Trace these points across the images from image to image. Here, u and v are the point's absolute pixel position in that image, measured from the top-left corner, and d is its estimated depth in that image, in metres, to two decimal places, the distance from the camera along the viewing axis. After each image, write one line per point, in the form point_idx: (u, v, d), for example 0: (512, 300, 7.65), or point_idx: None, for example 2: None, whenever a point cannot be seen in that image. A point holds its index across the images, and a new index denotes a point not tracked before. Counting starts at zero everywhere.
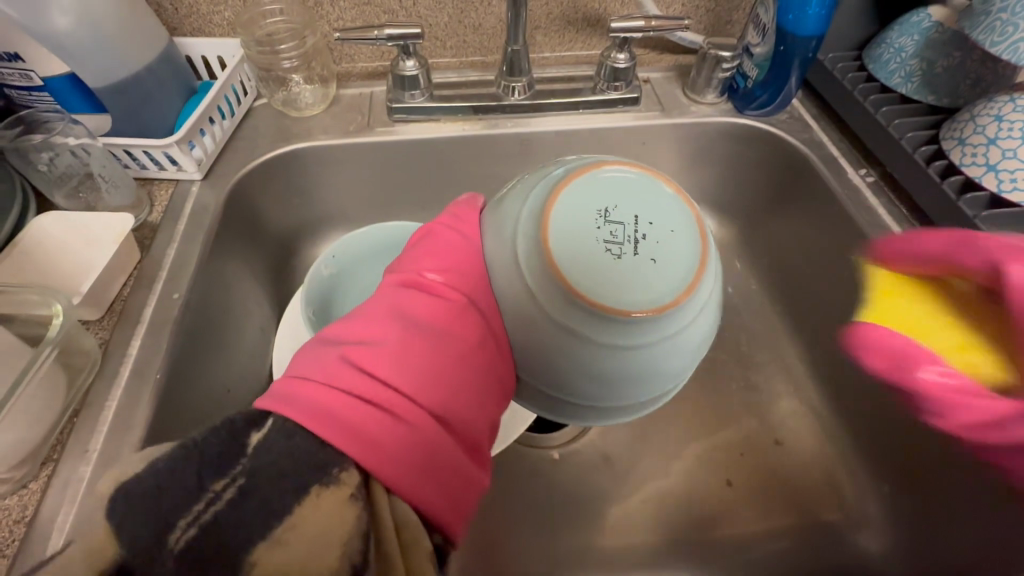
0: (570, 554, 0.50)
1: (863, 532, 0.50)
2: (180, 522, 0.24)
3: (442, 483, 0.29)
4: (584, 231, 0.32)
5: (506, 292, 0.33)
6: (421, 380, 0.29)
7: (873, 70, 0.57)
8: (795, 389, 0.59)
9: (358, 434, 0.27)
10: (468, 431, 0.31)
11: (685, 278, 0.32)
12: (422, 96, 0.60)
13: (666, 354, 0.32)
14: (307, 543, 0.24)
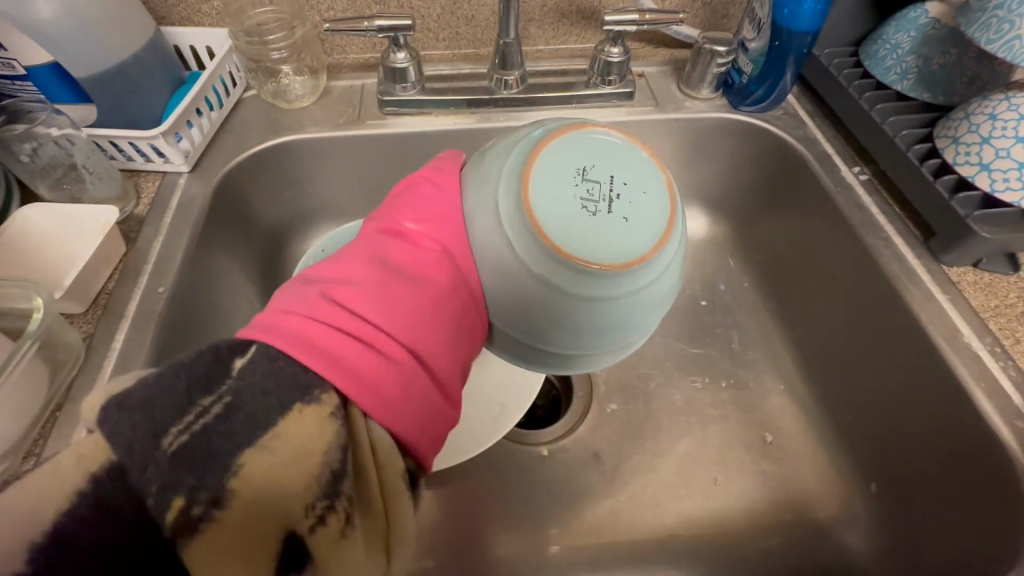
0: (558, 551, 0.50)
1: (851, 530, 0.50)
2: (167, 436, 0.23)
3: (416, 409, 0.28)
4: (559, 188, 0.31)
5: (481, 241, 0.31)
6: (403, 316, 0.28)
7: (869, 66, 0.57)
8: (786, 386, 0.59)
9: (332, 358, 0.26)
10: (444, 363, 0.29)
11: (656, 236, 0.31)
12: (414, 89, 0.59)
13: (631, 312, 0.31)
14: (276, 475, 0.24)
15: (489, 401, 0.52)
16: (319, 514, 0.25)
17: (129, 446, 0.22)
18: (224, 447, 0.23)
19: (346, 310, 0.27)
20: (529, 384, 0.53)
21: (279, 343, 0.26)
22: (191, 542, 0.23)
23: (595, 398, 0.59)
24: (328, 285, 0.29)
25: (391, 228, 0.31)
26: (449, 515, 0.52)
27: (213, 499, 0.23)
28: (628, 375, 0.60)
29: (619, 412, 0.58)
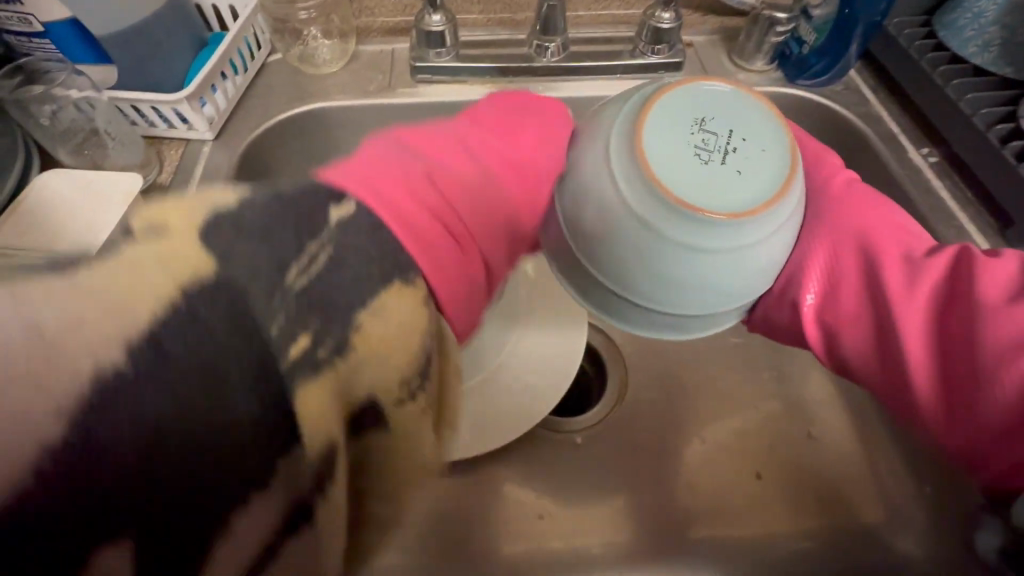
0: (593, 547, 0.49)
1: (901, 533, 0.49)
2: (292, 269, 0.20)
3: (469, 302, 0.29)
4: (676, 134, 0.31)
5: (591, 180, 0.31)
6: (473, 201, 0.31)
7: (944, 38, 0.52)
8: (832, 378, 0.56)
9: (422, 238, 0.25)
10: (495, 262, 0.32)
11: (772, 194, 0.30)
12: (449, 55, 0.56)
13: (731, 268, 0.30)
14: (387, 341, 0.23)
15: (534, 377, 0.52)
16: (411, 391, 0.25)
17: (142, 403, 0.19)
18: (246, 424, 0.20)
19: (435, 185, 0.29)
20: (575, 350, 0.54)
21: (355, 186, 0.24)
22: (310, 380, 0.21)
23: (631, 385, 0.57)
24: (419, 156, 0.30)
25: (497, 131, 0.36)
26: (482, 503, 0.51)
27: (338, 346, 0.21)
28: (668, 362, 0.58)
29: (658, 402, 0.56)
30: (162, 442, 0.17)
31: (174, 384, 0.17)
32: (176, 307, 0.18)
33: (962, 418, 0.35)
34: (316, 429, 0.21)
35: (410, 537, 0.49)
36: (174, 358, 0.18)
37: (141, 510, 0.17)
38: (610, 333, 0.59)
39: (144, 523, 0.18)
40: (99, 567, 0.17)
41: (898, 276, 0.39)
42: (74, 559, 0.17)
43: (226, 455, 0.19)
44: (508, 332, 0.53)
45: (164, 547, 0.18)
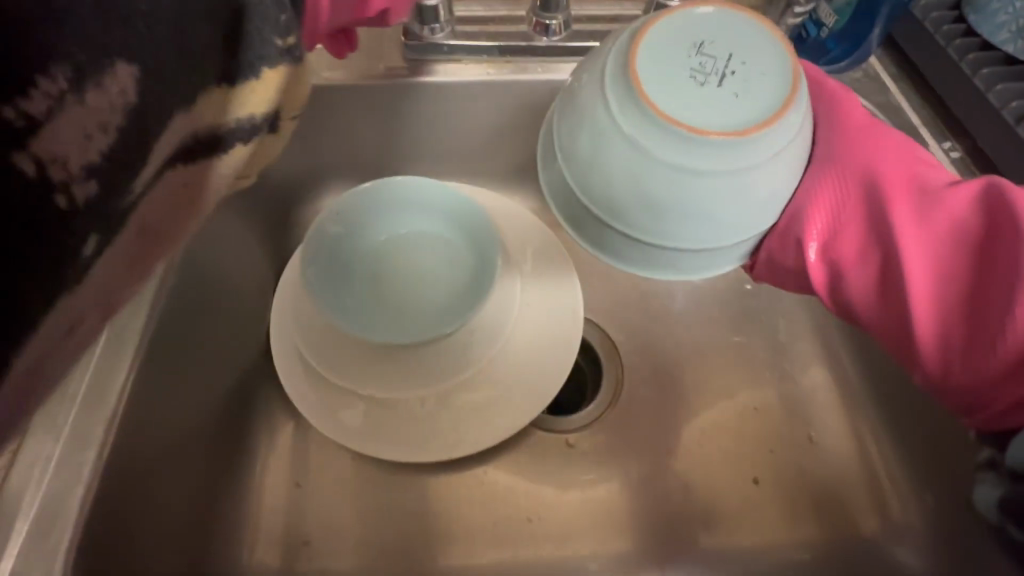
0: (578, 549, 0.48)
1: (898, 544, 0.47)
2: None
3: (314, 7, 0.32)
4: (671, 56, 0.29)
5: (585, 105, 0.28)
6: None
7: (974, 23, 0.48)
8: (835, 379, 0.54)
9: None
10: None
11: (773, 111, 0.27)
12: (443, 31, 0.52)
13: (728, 195, 0.27)
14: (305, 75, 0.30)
15: (528, 380, 0.50)
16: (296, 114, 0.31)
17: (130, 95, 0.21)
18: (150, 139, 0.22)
19: None
20: (573, 341, 0.51)
21: None
22: (274, 67, 0.26)
23: (625, 383, 0.55)
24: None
25: None
26: (466, 502, 0.49)
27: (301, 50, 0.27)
28: (666, 358, 0.56)
29: (651, 402, 0.54)
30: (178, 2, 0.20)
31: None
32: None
33: (973, 360, 0.31)
34: (258, 101, 0.26)
35: (393, 537, 0.48)
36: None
37: (158, 50, 0.20)
38: (606, 329, 0.57)
39: (154, 62, 0.20)
40: (118, 73, 0.19)
41: (905, 210, 0.33)
42: (97, 51, 0.19)
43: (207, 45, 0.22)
44: (505, 320, 0.51)
45: (156, 97, 0.21)
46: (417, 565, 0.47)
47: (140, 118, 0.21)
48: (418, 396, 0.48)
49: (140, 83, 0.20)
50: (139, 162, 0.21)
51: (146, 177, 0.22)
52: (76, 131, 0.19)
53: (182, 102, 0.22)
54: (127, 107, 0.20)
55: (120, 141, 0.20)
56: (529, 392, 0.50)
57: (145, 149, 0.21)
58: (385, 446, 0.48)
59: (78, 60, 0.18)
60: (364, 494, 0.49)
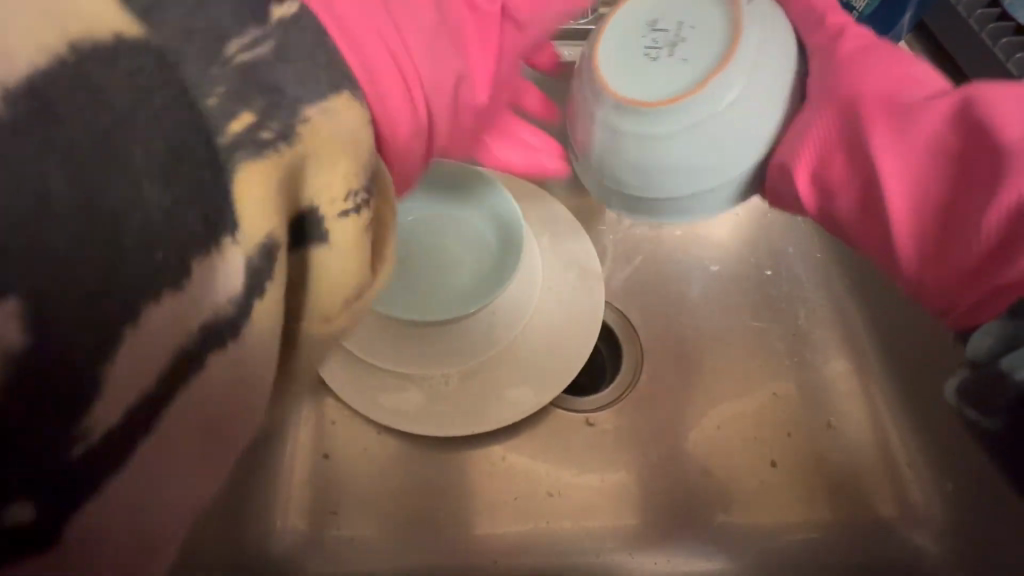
0: (600, 523, 0.49)
1: (917, 528, 0.48)
2: (232, 44, 0.22)
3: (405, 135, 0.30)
4: (629, 41, 0.37)
5: (573, 97, 0.39)
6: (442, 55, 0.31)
7: (1010, 7, 0.48)
8: (856, 367, 0.54)
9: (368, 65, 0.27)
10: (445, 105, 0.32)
11: (718, 63, 0.34)
12: None
13: (693, 142, 0.34)
14: (334, 144, 0.24)
15: (551, 360, 0.51)
16: (349, 204, 0.26)
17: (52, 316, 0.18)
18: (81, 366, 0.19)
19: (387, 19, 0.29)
20: (590, 325, 0.52)
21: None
22: (248, 164, 0.22)
23: (645, 365, 0.55)
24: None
25: None
26: (489, 478, 0.50)
27: (282, 132, 0.23)
28: (685, 343, 0.56)
29: (671, 384, 0.54)
30: (51, 210, 0.18)
31: (71, 141, 0.18)
32: (65, 65, 0.18)
33: (948, 269, 0.32)
34: (258, 221, 0.22)
35: (417, 513, 0.49)
36: (57, 109, 0.18)
37: (34, 277, 0.18)
38: (625, 311, 0.58)
39: (33, 287, 0.18)
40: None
41: (884, 133, 0.33)
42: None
43: (118, 215, 0.19)
44: (526, 303, 0.52)
45: (54, 316, 0.18)
46: (441, 538, 0.48)
47: (40, 359, 0.18)
48: (441, 373, 0.50)
49: (23, 323, 0.18)
50: (52, 397, 0.19)
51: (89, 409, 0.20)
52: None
53: (102, 307, 0.19)
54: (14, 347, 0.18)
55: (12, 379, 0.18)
56: (551, 373, 0.50)
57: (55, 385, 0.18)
58: (409, 424, 0.49)
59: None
60: (390, 470, 0.50)
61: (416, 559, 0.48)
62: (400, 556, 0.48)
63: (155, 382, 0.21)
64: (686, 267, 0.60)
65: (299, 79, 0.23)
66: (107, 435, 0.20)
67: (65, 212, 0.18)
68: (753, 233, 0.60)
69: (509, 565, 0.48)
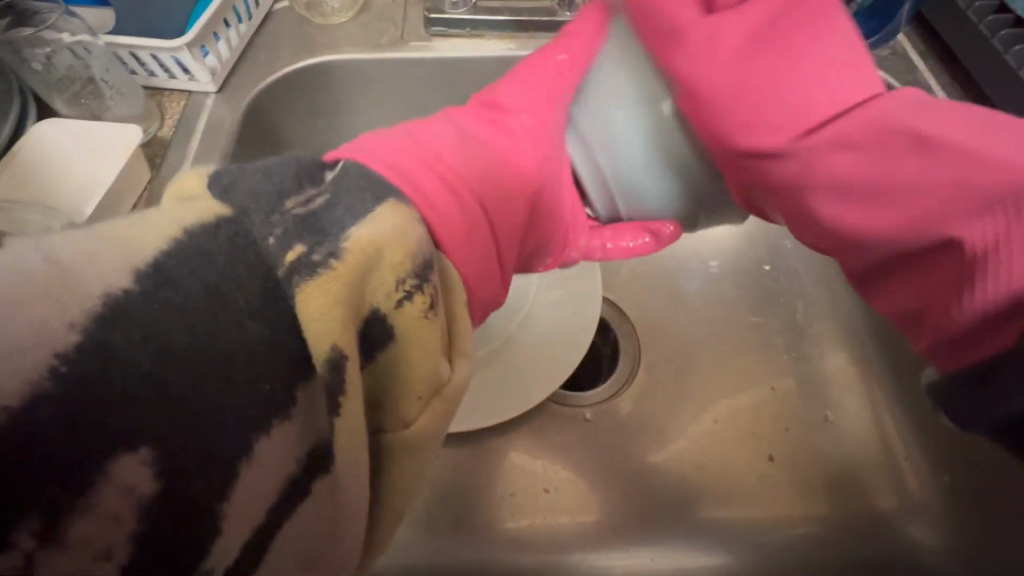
0: (595, 521, 0.49)
1: (916, 523, 0.48)
2: (290, 199, 0.21)
3: (481, 252, 0.29)
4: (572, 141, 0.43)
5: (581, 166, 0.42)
6: (490, 168, 0.32)
7: None
8: (855, 362, 0.54)
9: (432, 201, 0.27)
10: (510, 209, 0.32)
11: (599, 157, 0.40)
12: (465, 6, 0.52)
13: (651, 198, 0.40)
14: (378, 242, 0.21)
15: (550, 357, 0.50)
16: (407, 294, 0.22)
17: (183, 457, 0.18)
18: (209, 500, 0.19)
19: (438, 152, 0.30)
20: (588, 321, 0.52)
21: (385, 151, 0.28)
22: (310, 279, 0.19)
23: (644, 361, 0.55)
24: (457, 120, 0.35)
25: (498, 96, 0.38)
26: (486, 475, 0.50)
27: (330, 251, 0.20)
28: (682, 339, 0.56)
29: (669, 380, 0.54)
30: (175, 357, 0.17)
31: (183, 297, 0.18)
32: (180, 242, 0.18)
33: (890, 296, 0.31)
34: (324, 332, 0.19)
35: (413, 510, 0.49)
36: (174, 275, 0.18)
37: (167, 429, 0.17)
38: (624, 308, 0.58)
39: (160, 438, 0.17)
40: (125, 464, 0.17)
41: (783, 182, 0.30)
42: (107, 398, 0.16)
43: (235, 351, 0.18)
44: (522, 301, 0.52)
45: (187, 458, 0.18)
46: (436, 535, 0.48)
47: (172, 498, 0.18)
48: None
49: (155, 467, 0.17)
50: (186, 530, 0.18)
51: (223, 536, 0.20)
52: (99, 539, 0.17)
53: (236, 442, 0.19)
54: (148, 494, 0.17)
55: (151, 522, 0.18)
56: (548, 367, 0.50)
57: (189, 520, 0.18)
58: None
59: (57, 494, 0.16)
60: None
61: (411, 555, 0.47)
62: (395, 552, 0.48)
63: (282, 495, 0.21)
64: (685, 263, 0.59)
65: (355, 206, 0.22)
66: (240, 545, 0.21)
67: (190, 360, 0.18)
68: (751, 227, 0.60)
69: (506, 561, 0.47)
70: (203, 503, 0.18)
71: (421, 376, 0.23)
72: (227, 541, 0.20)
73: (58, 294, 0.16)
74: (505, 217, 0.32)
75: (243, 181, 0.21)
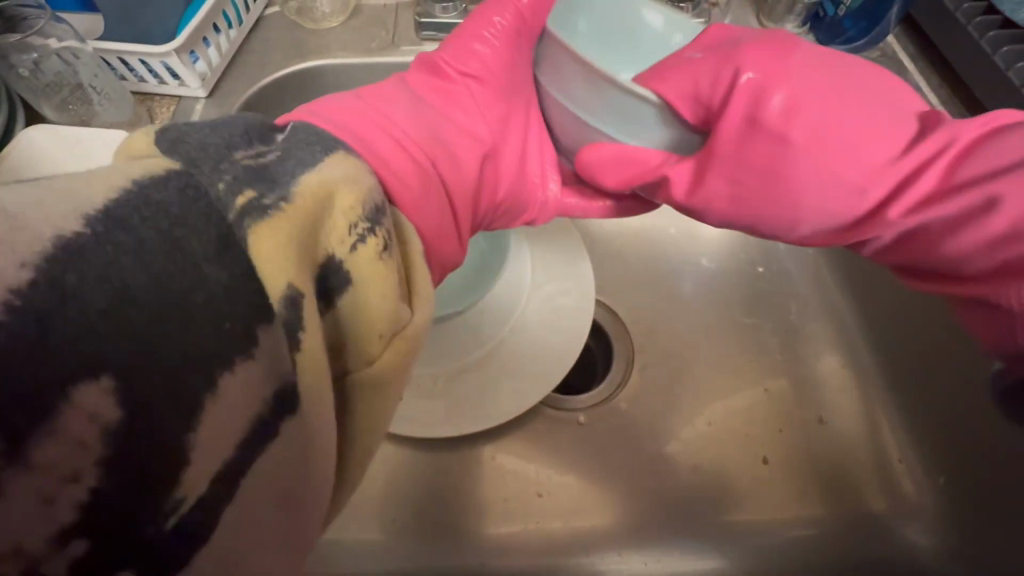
0: (590, 528, 0.48)
1: (911, 525, 0.47)
2: (239, 152, 0.21)
3: (430, 204, 0.31)
4: None
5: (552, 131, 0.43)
6: (422, 131, 0.35)
7: None
8: (849, 363, 0.54)
9: (378, 155, 0.30)
10: (453, 175, 0.35)
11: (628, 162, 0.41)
12: (456, 10, 0.52)
13: None
14: (326, 186, 0.22)
15: (541, 358, 0.50)
16: (356, 235, 0.23)
17: (141, 387, 0.16)
18: (173, 430, 0.17)
19: (386, 121, 0.33)
20: (580, 320, 0.52)
21: (341, 120, 0.32)
22: (263, 221, 0.20)
23: (637, 363, 0.55)
24: (403, 93, 0.38)
25: (436, 70, 0.42)
26: (481, 479, 0.50)
27: (281, 194, 0.21)
28: (675, 340, 0.56)
29: (662, 382, 0.54)
30: (127, 287, 0.16)
31: (139, 239, 0.17)
32: (131, 191, 0.17)
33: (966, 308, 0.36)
34: (277, 270, 0.20)
35: (410, 514, 0.49)
36: (124, 217, 0.17)
37: (126, 357, 0.16)
38: (616, 310, 0.58)
39: (126, 371, 0.16)
40: (81, 395, 0.15)
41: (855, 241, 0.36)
42: (58, 327, 0.15)
43: (192, 286, 0.17)
44: (517, 299, 0.52)
45: (148, 389, 0.17)
46: (429, 541, 0.48)
47: (137, 428, 0.17)
48: (430, 373, 0.49)
49: (117, 397, 0.16)
50: (154, 471, 0.17)
51: (189, 476, 0.18)
52: (59, 478, 0.16)
53: (201, 368, 0.18)
54: (108, 425, 0.16)
55: (114, 452, 0.16)
56: (542, 370, 0.50)
57: (154, 452, 0.17)
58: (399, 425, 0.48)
59: (18, 428, 0.15)
60: (378, 468, 0.50)
61: (403, 561, 0.47)
62: (388, 558, 0.47)
63: (243, 439, 0.19)
64: (678, 264, 0.59)
65: (301, 154, 0.23)
66: (203, 502, 0.19)
67: (144, 291, 0.17)
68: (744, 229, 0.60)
69: (501, 566, 0.47)
70: (169, 438, 0.17)
71: (376, 317, 0.23)
72: (192, 483, 0.18)
73: (5, 237, 0.15)
74: (450, 177, 0.35)
75: (191, 136, 0.21)
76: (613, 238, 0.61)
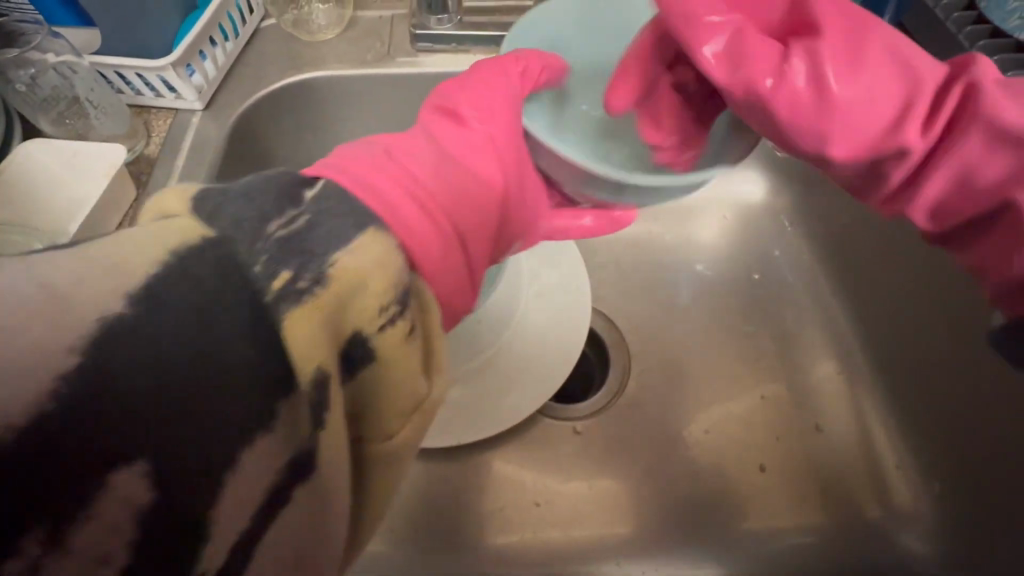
0: (586, 535, 0.48)
1: (909, 532, 0.47)
2: (271, 222, 0.20)
3: (452, 269, 0.28)
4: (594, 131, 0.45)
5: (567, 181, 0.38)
6: (454, 185, 0.30)
7: (986, 9, 0.48)
8: (845, 370, 0.54)
9: (401, 213, 0.26)
10: (484, 234, 0.31)
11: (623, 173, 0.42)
12: (451, 22, 0.53)
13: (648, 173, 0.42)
14: (362, 275, 0.21)
15: (535, 367, 0.50)
16: (387, 319, 0.22)
17: (172, 466, 0.17)
18: (199, 506, 0.18)
19: (403, 164, 0.29)
20: (579, 329, 0.52)
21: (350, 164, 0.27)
22: (297, 308, 0.19)
23: (634, 371, 0.55)
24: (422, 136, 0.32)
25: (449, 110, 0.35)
26: (477, 489, 0.50)
27: (315, 278, 0.20)
28: (671, 348, 0.56)
29: (659, 391, 0.54)
30: (161, 367, 0.17)
31: (171, 318, 0.17)
32: (169, 265, 0.18)
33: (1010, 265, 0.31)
34: (311, 356, 0.19)
35: (405, 523, 0.49)
36: (161, 295, 0.17)
37: (159, 436, 0.17)
38: (613, 318, 0.58)
39: (158, 451, 0.17)
40: (119, 476, 0.16)
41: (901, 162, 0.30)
42: (101, 410, 0.16)
43: (225, 363, 0.18)
44: (514, 308, 0.52)
45: (178, 467, 0.17)
46: (425, 551, 0.48)
47: (170, 506, 0.17)
48: None
49: (150, 478, 0.17)
50: (180, 547, 0.18)
51: (216, 549, 0.19)
52: (91, 558, 0.16)
53: (231, 446, 0.18)
54: (144, 502, 0.17)
55: (146, 532, 0.17)
56: (539, 379, 0.50)
57: (185, 526, 0.17)
58: None
59: (60, 512, 0.15)
60: None
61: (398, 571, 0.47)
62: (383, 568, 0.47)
63: (266, 505, 0.20)
64: (674, 272, 0.60)
65: (332, 230, 0.21)
66: (225, 570, 0.19)
67: (178, 371, 0.17)
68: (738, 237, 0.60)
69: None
70: (197, 513, 0.18)
71: (399, 396, 0.23)
72: (217, 553, 0.19)
73: (53, 316, 0.16)
74: (474, 234, 0.30)
75: (225, 206, 0.20)
76: (609, 247, 0.61)
